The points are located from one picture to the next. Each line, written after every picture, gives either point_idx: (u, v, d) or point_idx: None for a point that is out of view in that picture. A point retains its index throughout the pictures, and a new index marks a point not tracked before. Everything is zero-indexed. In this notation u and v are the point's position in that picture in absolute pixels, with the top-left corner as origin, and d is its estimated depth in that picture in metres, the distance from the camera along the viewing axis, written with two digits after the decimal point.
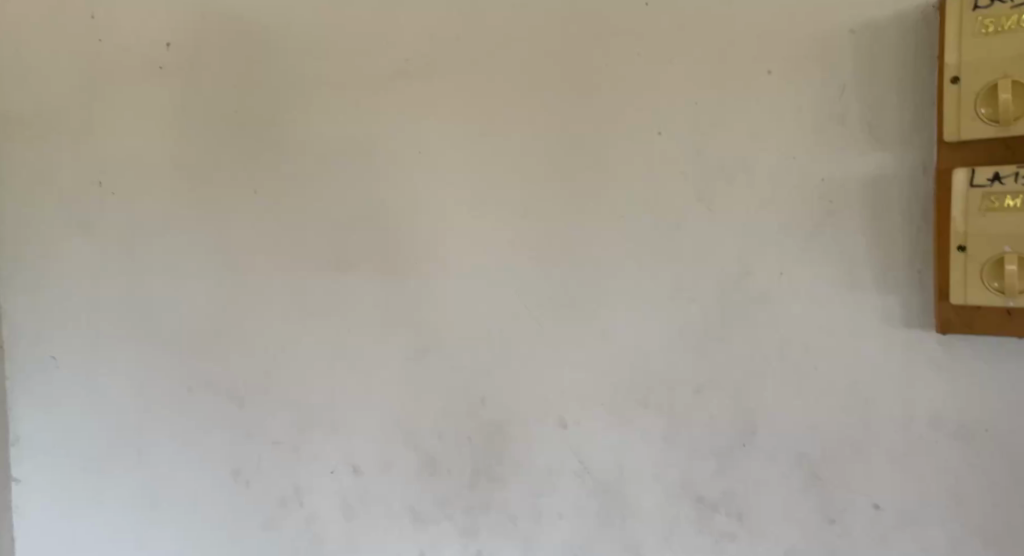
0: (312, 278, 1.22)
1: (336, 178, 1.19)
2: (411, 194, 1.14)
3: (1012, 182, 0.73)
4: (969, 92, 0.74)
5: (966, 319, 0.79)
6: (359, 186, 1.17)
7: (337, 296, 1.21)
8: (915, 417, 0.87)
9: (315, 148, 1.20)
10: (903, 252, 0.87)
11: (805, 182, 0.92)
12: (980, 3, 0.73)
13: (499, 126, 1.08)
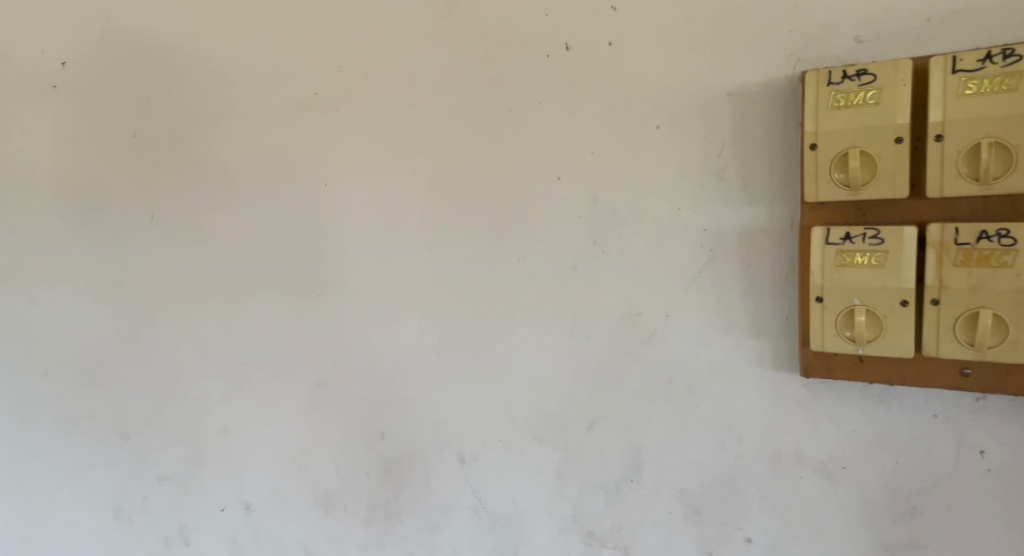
0: (216, 308, 1.21)
1: (242, 209, 1.18)
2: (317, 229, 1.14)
3: (861, 241, 0.78)
4: (825, 159, 0.80)
5: (825, 364, 0.84)
6: (265, 217, 1.17)
7: (238, 328, 1.20)
8: (782, 456, 0.91)
9: (219, 178, 1.19)
10: (775, 300, 0.91)
11: (689, 231, 0.96)
12: (834, 79, 0.79)
13: (403, 165, 1.09)
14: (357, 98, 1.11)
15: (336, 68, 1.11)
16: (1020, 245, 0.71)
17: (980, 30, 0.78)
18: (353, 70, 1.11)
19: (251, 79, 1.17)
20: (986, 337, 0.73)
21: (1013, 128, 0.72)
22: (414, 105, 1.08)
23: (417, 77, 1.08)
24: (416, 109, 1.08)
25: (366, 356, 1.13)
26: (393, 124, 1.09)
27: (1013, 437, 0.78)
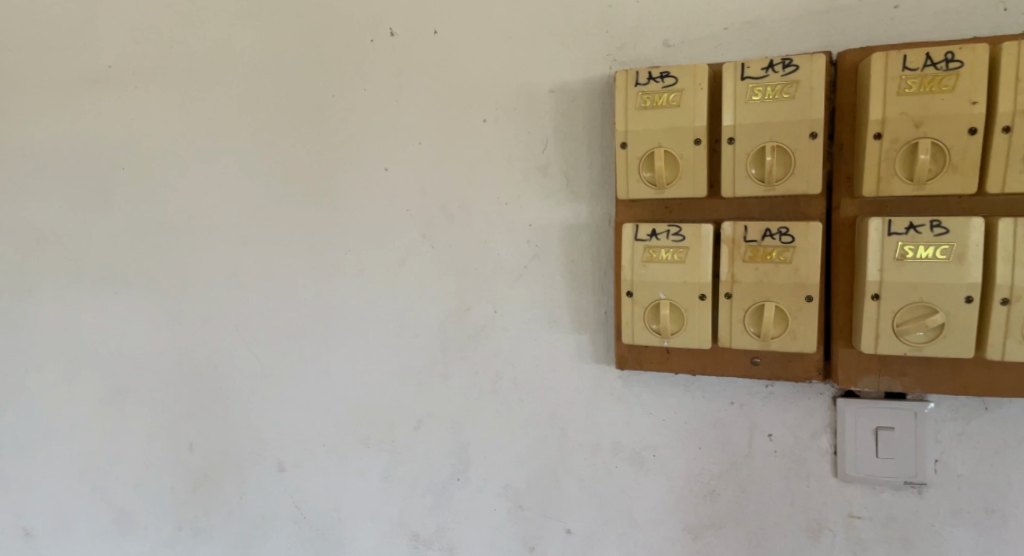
0: (29, 304, 1.13)
1: (41, 195, 1.11)
2: (136, 223, 1.07)
3: (666, 237, 0.81)
4: (634, 157, 0.81)
5: (636, 356, 0.87)
6: (71, 204, 1.10)
7: (32, 321, 1.13)
8: (600, 446, 0.92)
9: (22, 163, 1.11)
10: (598, 296, 0.91)
11: (514, 226, 0.94)
12: (640, 80, 0.80)
13: (221, 154, 1.03)
14: (176, 81, 1.04)
15: (150, 50, 1.04)
16: (798, 242, 0.77)
17: (768, 40, 0.81)
18: (171, 53, 1.04)
19: (64, 60, 1.08)
20: (770, 328, 0.77)
21: (792, 132, 0.75)
22: (234, 90, 1.01)
23: (238, 61, 1.01)
24: (237, 94, 1.01)
25: (187, 357, 1.07)
26: (214, 110, 1.03)
27: (796, 420, 0.83)
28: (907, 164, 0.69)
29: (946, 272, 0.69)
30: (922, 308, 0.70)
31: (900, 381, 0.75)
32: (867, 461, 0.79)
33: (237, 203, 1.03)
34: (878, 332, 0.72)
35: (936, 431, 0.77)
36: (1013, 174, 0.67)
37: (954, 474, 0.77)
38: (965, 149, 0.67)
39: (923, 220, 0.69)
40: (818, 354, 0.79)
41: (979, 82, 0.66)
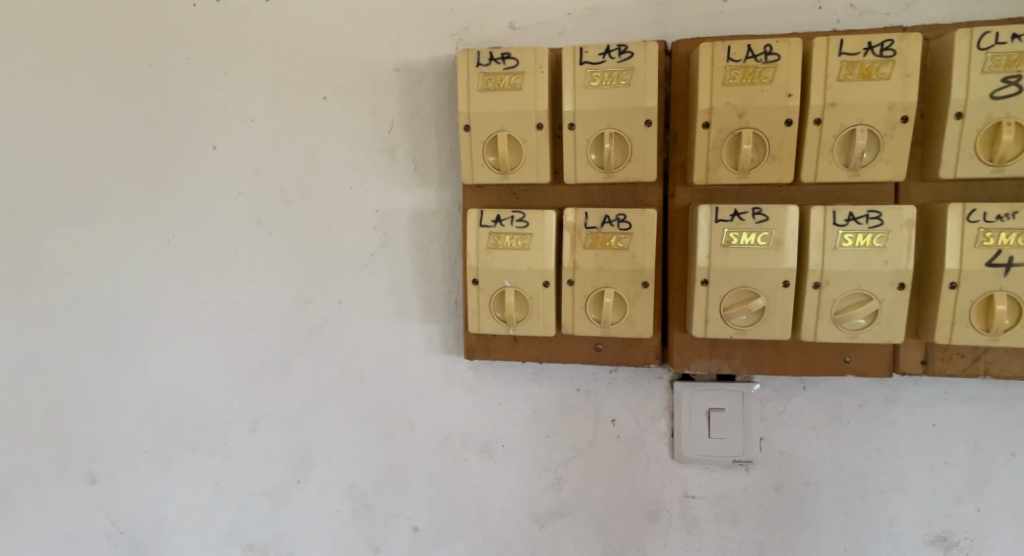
0: None
1: None
2: None
3: (510, 224, 0.78)
4: (477, 141, 0.78)
5: (484, 345, 0.83)
6: None
7: None
8: (449, 440, 0.87)
9: None
10: (449, 286, 0.86)
11: (359, 211, 0.86)
12: (482, 60, 0.77)
13: (25, 130, 0.92)
14: None
15: None
16: (634, 229, 0.77)
17: (612, 27, 0.80)
18: None
19: None
20: (609, 314, 0.77)
21: (628, 119, 0.75)
22: (41, 61, 0.91)
23: (43, 27, 0.91)
24: (43, 65, 0.91)
25: None
26: (16, 81, 0.92)
27: (637, 404, 0.83)
28: (732, 153, 0.72)
29: (766, 257, 0.71)
30: (745, 292, 0.73)
31: (729, 363, 0.78)
32: (700, 442, 0.81)
33: (48, 186, 0.93)
34: (707, 315, 0.74)
35: (762, 410, 0.79)
36: (825, 164, 0.70)
37: (777, 450, 0.79)
38: (782, 140, 0.70)
39: (746, 207, 0.72)
40: (655, 340, 0.80)
41: (794, 76, 0.69)
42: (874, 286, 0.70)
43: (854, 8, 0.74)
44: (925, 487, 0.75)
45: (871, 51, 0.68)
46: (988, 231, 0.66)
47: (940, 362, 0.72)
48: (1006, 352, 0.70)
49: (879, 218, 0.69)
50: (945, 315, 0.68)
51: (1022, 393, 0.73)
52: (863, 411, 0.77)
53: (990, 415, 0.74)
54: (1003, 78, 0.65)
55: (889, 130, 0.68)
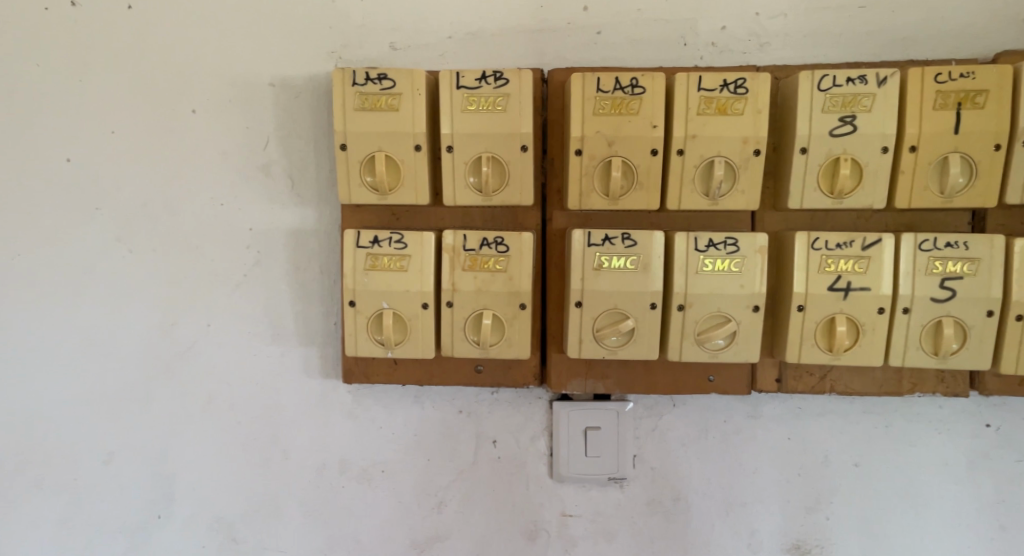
0: None
1: None
2: None
3: (388, 245, 0.74)
4: (354, 161, 0.74)
5: (362, 369, 0.80)
6: None
7: None
8: (325, 466, 0.84)
9: None
10: (326, 307, 0.82)
11: (232, 229, 0.82)
12: (358, 79, 0.73)
13: None
14: None
15: None
16: (512, 251, 0.74)
17: (491, 53, 0.79)
18: None
19: None
20: (488, 336, 0.73)
21: (506, 144, 0.74)
22: None
23: None
24: None
25: None
26: None
27: (517, 425, 0.82)
28: (603, 180, 0.74)
29: (635, 281, 0.74)
30: (616, 314, 0.75)
31: (603, 383, 0.79)
32: (578, 461, 0.81)
33: None
34: (581, 337, 0.76)
35: (635, 428, 0.82)
36: (687, 193, 0.73)
37: (649, 467, 0.82)
38: (649, 168, 0.73)
39: (616, 232, 0.74)
40: (534, 361, 0.80)
41: (658, 108, 0.73)
42: (733, 309, 0.74)
43: (715, 46, 0.78)
44: (781, 498, 0.80)
45: (727, 88, 0.72)
46: (830, 258, 0.71)
47: (792, 380, 0.76)
48: (848, 370, 0.75)
49: (735, 245, 0.73)
50: (793, 336, 0.72)
51: (869, 408, 0.78)
52: (727, 425, 0.80)
53: (838, 428, 0.79)
54: (839, 118, 0.69)
55: (744, 162, 0.72)
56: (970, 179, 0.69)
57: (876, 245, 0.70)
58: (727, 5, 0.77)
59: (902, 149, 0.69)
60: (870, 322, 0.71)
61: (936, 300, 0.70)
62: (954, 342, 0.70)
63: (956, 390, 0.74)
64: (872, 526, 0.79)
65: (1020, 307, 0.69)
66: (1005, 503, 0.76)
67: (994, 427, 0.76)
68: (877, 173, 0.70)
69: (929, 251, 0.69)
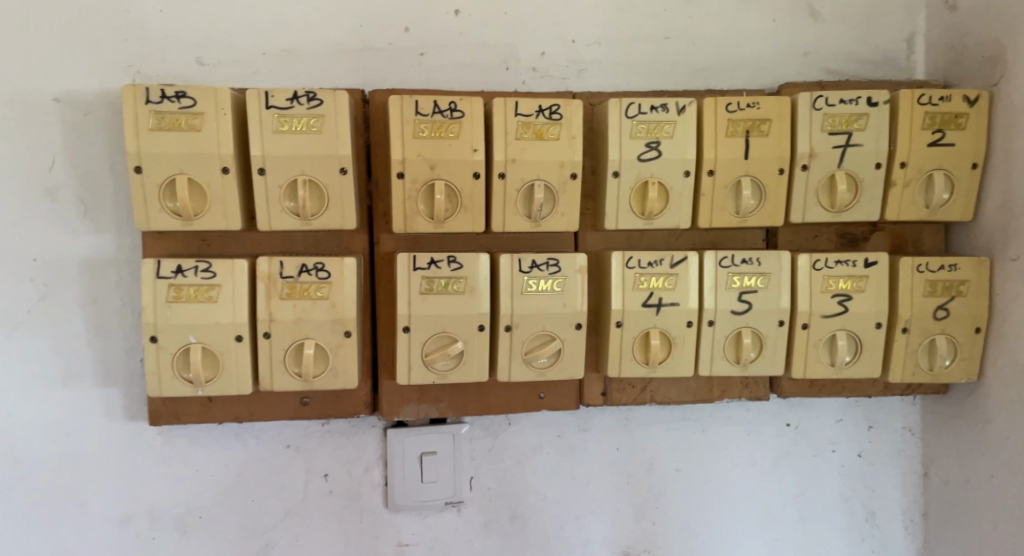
0: None
1: None
2: None
3: (193, 275, 0.68)
4: (151, 184, 0.67)
5: (172, 408, 0.74)
6: None
7: None
8: (131, 517, 0.76)
9: None
10: (129, 343, 0.75)
11: (11, 261, 0.73)
12: (152, 96, 0.67)
13: None
14: None
15: None
16: (334, 278, 0.70)
17: (309, 71, 0.76)
18: None
19: None
20: (311, 367, 0.69)
21: (322, 166, 0.69)
22: None
23: None
24: None
25: None
26: None
27: (350, 456, 0.79)
28: (428, 203, 0.72)
29: (461, 304, 0.73)
30: (445, 337, 0.73)
31: (436, 408, 0.77)
32: (413, 488, 0.79)
33: None
34: (410, 363, 0.73)
35: (471, 449, 0.81)
36: (510, 217, 0.74)
37: (485, 488, 0.81)
38: (472, 192, 0.73)
39: (441, 255, 0.73)
40: (364, 389, 0.76)
41: (477, 132, 0.72)
42: (557, 327, 0.75)
43: (536, 72, 0.80)
44: (610, 507, 0.83)
45: (542, 113, 0.73)
46: (643, 276, 0.75)
47: (616, 393, 0.79)
48: (666, 381, 0.80)
49: (557, 265, 0.75)
50: (614, 351, 0.76)
51: (687, 415, 0.83)
52: (561, 440, 0.82)
53: (661, 436, 0.83)
54: (646, 143, 0.73)
55: (562, 186, 0.74)
56: (760, 201, 0.75)
57: (682, 263, 0.75)
58: (545, 33, 0.80)
59: (702, 173, 0.74)
60: (680, 335, 0.75)
61: (735, 312, 0.75)
62: (752, 351, 0.75)
63: (758, 394, 0.80)
64: (692, 527, 0.84)
65: (805, 316, 0.75)
66: (804, 496, 0.83)
67: (793, 425, 0.83)
68: (681, 196, 0.74)
69: (728, 267, 0.75)
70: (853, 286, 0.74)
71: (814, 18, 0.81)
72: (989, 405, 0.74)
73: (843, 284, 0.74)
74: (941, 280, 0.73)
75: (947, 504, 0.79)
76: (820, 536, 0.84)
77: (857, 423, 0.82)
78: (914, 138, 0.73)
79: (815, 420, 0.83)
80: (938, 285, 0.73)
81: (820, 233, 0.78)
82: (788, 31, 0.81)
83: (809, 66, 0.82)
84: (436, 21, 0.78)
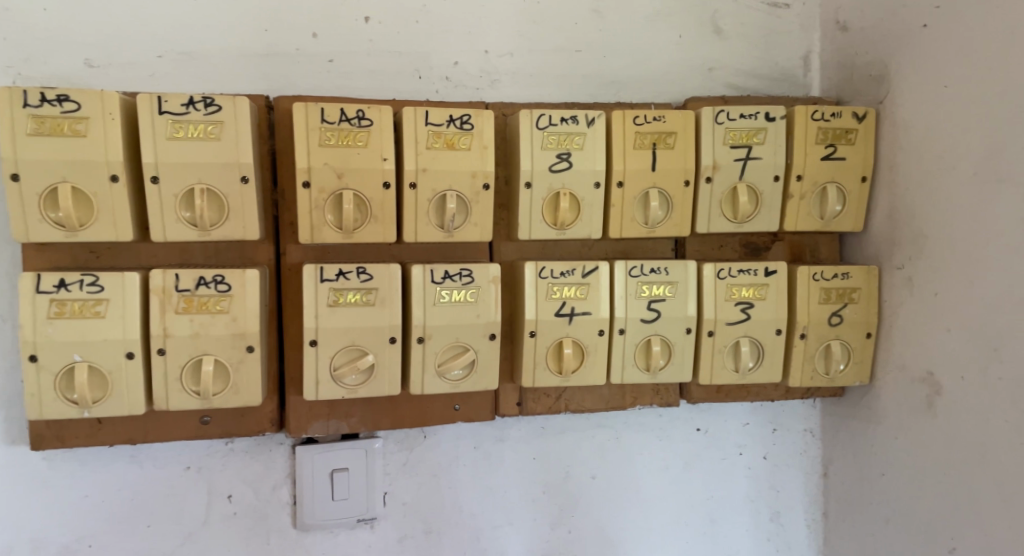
0: None
1: None
2: None
3: (77, 289, 0.64)
4: (30, 193, 0.63)
5: (57, 431, 0.69)
6: None
7: None
8: (12, 549, 0.71)
9: None
10: (10, 362, 0.70)
11: None
12: (30, 100, 0.62)
13: None
14: None
15: None
16: (234, 290, 0.67)
17: (209, 76, 0.73)
18: None
19: None
20: (209, 385, 0.66)
21: (220, 175, 0.66)
22: None
23: None
24: None
25: None
26: None
27: (256, 475, 0.76)
28: (335, 213, 0.70)
29: (371, 316, 0.71)
30: (354, 350, 0.71)
31: (347, 423, 0.75)
32: (324, 506, 0.76)
33: None
34: (318, 378, 0.71)
35: (385, 464, 0.79)
36: (422, 226, 0.73)
37: (400, 503, 0.80)
38: (382, 202, 0.71)
39: (350, 267, 0.71)
40: (270, 406, 0.73)
41: (386, 140, 0.71)
42: (470, 338, 0.74)
43: (448, 81, 0.79)
44: (526, 517, 0.83)
45: (453, 123, 0.72)
46: (555, 285, 0.75)
47: (531, 402, 0.79)
48: (580, 389, 0.80)
49: (470, 276, 0.74)
50: (527, 361, 0.76)
51: (602, 422, 0.84)
52: (477, 452, 0.81)
53: (576, 444, 0.83)
54: (556, 155, 0.74)
55: (474, 196, 0.73)
56: (668, 212, 0.77)
57: (594, 273, 0.76)
58: (456, 42, 0.79)
59: (612, 185, 0.76)
60: (593, 344, 0.76)
61: (645, 320, 0.76)
62: (661, 358, 0.77)
63: (669, 400, 0.81)
64: (608, 534, 0.84)
65: (710, 324, 0.77)
66: (713, 499, 0.86)
67: (703, 430, 0.85)
68: (592, 207, 0.75)
69: (637, 276, 0.76)
70: (754, 294, 0.77)
71: (718, 35, 0.84)
72: (878, 405, 0.77)
73: (745, 292, 0.77)
74: (835, 288, 0.77)
75: (844, 501, 0.83)
76: (729, 536, 0.86)
77: (762, 425, 0.86)
78: (808, 152, 0.77)
79: (723, 424, 0.85)
80: (833, 292, 0.77)
81: (724, 243, 0.81)
82: (694, 47, 0.84)
83: (713, 81, 0.84)
84: (345, 27, 0.76)
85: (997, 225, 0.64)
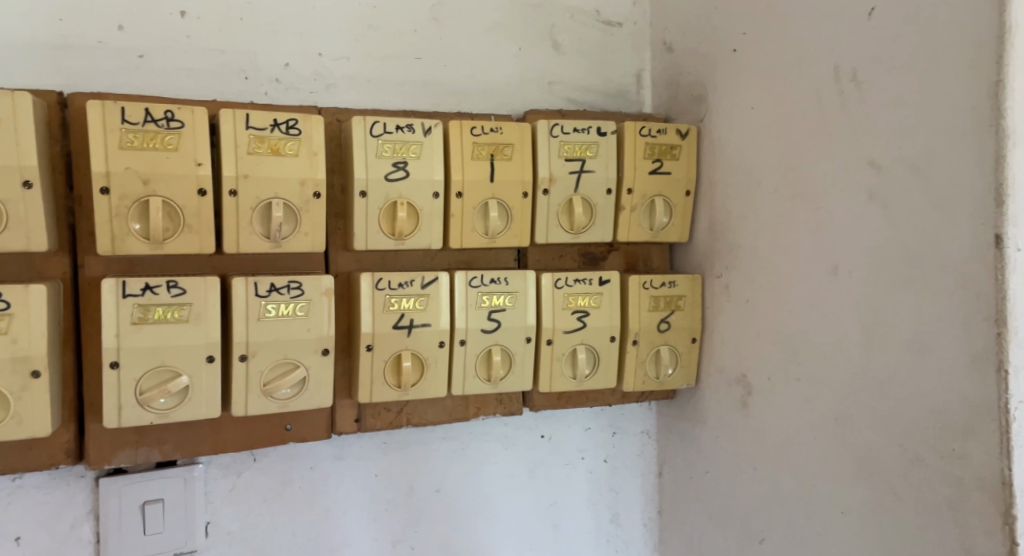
0: None
1: None
2: None
3: None
4: None
5: None
6: None
7: None
8: None
9: None
10: None
11: None
12: None
13: None
14: None
15: None
16: (14, 309, 0.59)
17: None
18: None
19: None
20: None
21: None
22: None
23: None
24: None
25: None
26: None
27: (51, 513, 0.68)
28: (141, 222, 0.65)
29: (184, 333, 0.66)
30: (166, 371, 0.66)
31: (159, 450, 0.69)
32: (133, 541, 0.70)
33: None
34: (120, 403, 0.64)
35: (207, 492, 0.73)
36: (245, 236, 0.68)
37: (225, 532, 0.74)
38: (198, 210, 0.66)
39: (159, 280, 0.65)
40: (67, 435, 0.66)
41: (201, 144, 0.66)
42: (300, 354, 0.70)
43: (279, 83, 0.75)
44: (367, 537, 0.80)
45: (278, 128, 0.68)
46: (393, 297, 0.73)
47: (370, 418, 0.76)
48: (422, 403, 0.78)
49: (299, 288, 0.70)
50: (364, 376, 0.73)
51: (445, 434, 0.83)
52: (313, 473, 0.77)
53: (420, 457, 0.82)
54: (392, 163, 0.72)
55: (303, 205, 0.70)
56: (507, 222, 0.77)
57: (433, 284, 0.74)
58: (286, 42, 0.75)
59: (451, 195, 0.75)
60: (432, 356, 0.75)
61: (485, 331, 0.76)
62: (501, 368, 0.77)
63: (512, 409, 0.81)
64: (452, 547, 0.83)
65: (549, 333, 0.78)
66: (557, 504, 0.87)
67: (547, 437, 0.86)
68: (431, 217, 0.74)
69: (477, 286, 0.76)
70: (589, 302, 0.79)
71: (556, 50, 0.86)
72: (704, 406, 0.82)
73: (581, 301, 0.79)
74: (662, 296, 0.80)
75: (677, 499, 0.87)
76: (572, 540, 0.88)
77: (602, 430, 0.88)
78: (637, 167, 0.80)
79: (565, 430, 0.87)
80: (661, 300, 0.80)
81: (565, 253, 0.83)
82: (533, 60, 0.85)
83: (553, 95, 0.86)
84: (157, 21, 0.71)
85: (794, 237, 0.69)
